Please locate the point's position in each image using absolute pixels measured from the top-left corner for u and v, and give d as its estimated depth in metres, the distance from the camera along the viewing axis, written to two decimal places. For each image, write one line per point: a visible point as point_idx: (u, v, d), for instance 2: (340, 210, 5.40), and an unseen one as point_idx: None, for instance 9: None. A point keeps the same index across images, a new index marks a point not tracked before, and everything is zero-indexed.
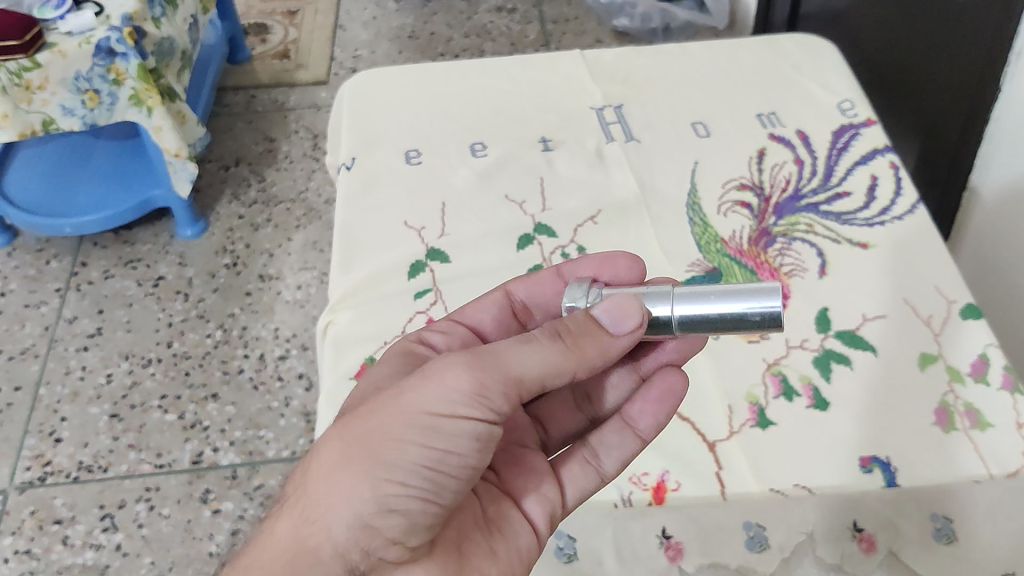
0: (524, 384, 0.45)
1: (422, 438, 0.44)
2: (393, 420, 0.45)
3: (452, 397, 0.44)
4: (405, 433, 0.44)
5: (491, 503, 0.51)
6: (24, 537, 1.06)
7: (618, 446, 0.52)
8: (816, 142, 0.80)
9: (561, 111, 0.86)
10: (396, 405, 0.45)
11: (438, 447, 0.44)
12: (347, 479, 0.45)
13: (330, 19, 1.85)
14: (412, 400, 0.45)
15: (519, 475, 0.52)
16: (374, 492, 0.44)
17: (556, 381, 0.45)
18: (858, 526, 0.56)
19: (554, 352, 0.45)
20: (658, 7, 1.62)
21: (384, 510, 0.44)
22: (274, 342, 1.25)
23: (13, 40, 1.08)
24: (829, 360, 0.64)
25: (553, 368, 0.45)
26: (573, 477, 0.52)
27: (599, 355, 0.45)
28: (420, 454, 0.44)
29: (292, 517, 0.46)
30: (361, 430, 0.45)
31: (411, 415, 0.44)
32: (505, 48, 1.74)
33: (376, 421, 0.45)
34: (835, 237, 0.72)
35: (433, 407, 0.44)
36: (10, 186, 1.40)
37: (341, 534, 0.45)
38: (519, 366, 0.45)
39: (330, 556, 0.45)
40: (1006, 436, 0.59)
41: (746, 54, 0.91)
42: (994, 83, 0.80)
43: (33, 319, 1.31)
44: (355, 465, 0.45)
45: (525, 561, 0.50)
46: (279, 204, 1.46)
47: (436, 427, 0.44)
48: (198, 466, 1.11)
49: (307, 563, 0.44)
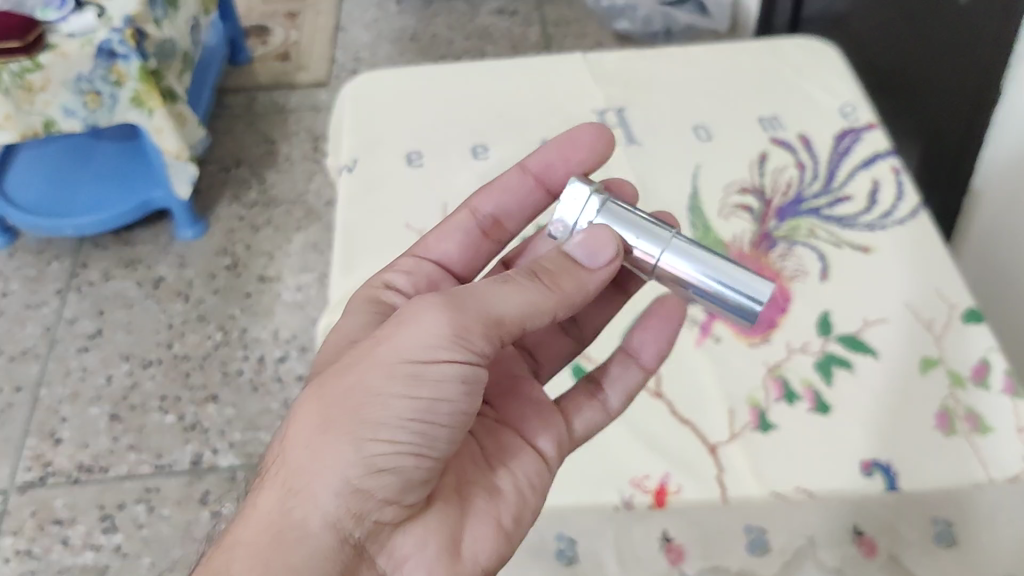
0: (505, 324, 0.46)
1: (405, 387, 0.45)
2: (374, 375, 0.45)
3: (431, 342, 0.45)
4: (386, 388, 0.45)
5: (489, 439, 0.54)
6: (24, 537, 1.06)
7: (623, 376, 0.57)
8: (818, 146, 0.80)
9: (563, 114, 0.86)
10: (374, 360, 0.46)
11: (423, 397, 0.45)
12: (331, 443, 0.45)
13: (331, 20, 1.85)
14: (389, 350, 0.45)
15: (516, 404, 0.56)
16: (361, 454, 0.45)
17: (537, 321, 0.47)
18: (858, 529, 0.56)
19: (532, 291, 0.47)
20: (659, 10, 1.63)
21: (373, 471, 0.45)
22: (274, 343, 1.25)
23: (15, 41, 1.10)
24: (830, 364, 0.64)
25: (535, 308, 0.47)
26: (580, 410, 0.57)
27: (576, 289, 0.48)
28: (405, 407, 0.45)
29: (275, 491, 0.46)
30: (339, 390, 0.46)
31: (393, 365, 0.45)
32: (506, 51, 1.75)
33: (353, 382, 0.46)
34: (836, 241, 0.72)
35: (415, 354, 0.45)
36: (11, 186, 1.40)
37: (328, 502, 0.45)
38: (498, 305, 0.46)
39: (318, 527, 0.45)
40: (1007, 440, 0.59)
41: (748, 58, 0.91)
42: (995, 88, 0.81)
43: (34, 320, 1.31)
44: (337, 428, 0.45)
45: (531, 506, 0.53)
46: (279, 205, 1.46)
47: (419, 374, 0.45)
48: (197, 467, 1.11)
49: (295, 535, 0.45)
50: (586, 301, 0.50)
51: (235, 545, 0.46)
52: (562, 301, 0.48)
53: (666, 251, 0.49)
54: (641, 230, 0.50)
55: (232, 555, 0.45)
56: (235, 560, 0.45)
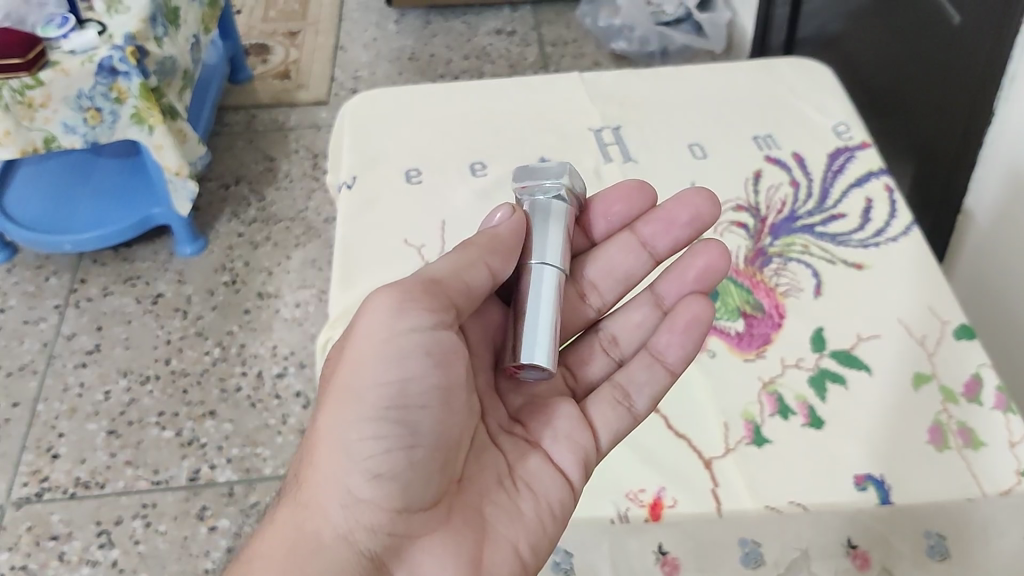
0: (443, 281, 0.53)
1: (376, 378, 0.50)
2: (348, 373, 0.51)
3: (385, 320, 0.50)
4: (357, 386, 0.50)
5: (515, 457, 0.56)
6: (21, 553, 1.06)
7: (649, 379, 0.57)
8: (812, 164, 0.81)
9: (561, 132, 0.87)
10: (346, 361, 0.51)
11: (394, 381, 0.50)
12: (327, 454, 0.50)
13: (330, 40, 1.86)
14: (354, 350, 0.51)
15: (545, 421, 0.57)
16: (353, 459, 0.50)
17: (471, 273, 0.54)
18: (852, 542, 0.57)
19: (456, 253, 0.54)
20: (656, 30, 1.65)
21: (371, 477, 0.49)
22: (271, 359, 1.25)
23: (17, 57, 1.11)
24: (824, 379, 0.65)
25: (462, 261, 0.54)
26: (606, 420, 0.57)
27: (493, 239, 0.55)
28: (379, 398, 0.50)
29: (292, 510, 0.51)
30: (327, 400, 0.51)
31: (360, 357, 0.51)
32: (504, 71, 1.76)
33: (333, 392, 0.51)
34: (829, 257, 0.73)
35: (378, 338, 0.50)
36: (10, 203, 1.40)
37: (337, 514, 0.50)
38: (431, 270, 0.53)
39: (331, 539, 0.49)
40: (998, 454, 0.60)
41: (743, 77, 0.92)
42: (986, 108, 0.82)
43: (32, 335, 1.32)
44: (327, 439, 0.50)
45: (557, 523, 0.54)
46: (278, 222, 1.47)
47: (384, 356, 0.50)
48: (194, 483, 1.11)
49: (310, 549, 0.49)
50: (512, 250, 0.56)
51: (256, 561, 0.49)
52: (483, 247, 0.55)
53: (543, 263, 0.57)
54: (544, 239, 0.58)
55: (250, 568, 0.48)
56: (255, 566, 0.48)
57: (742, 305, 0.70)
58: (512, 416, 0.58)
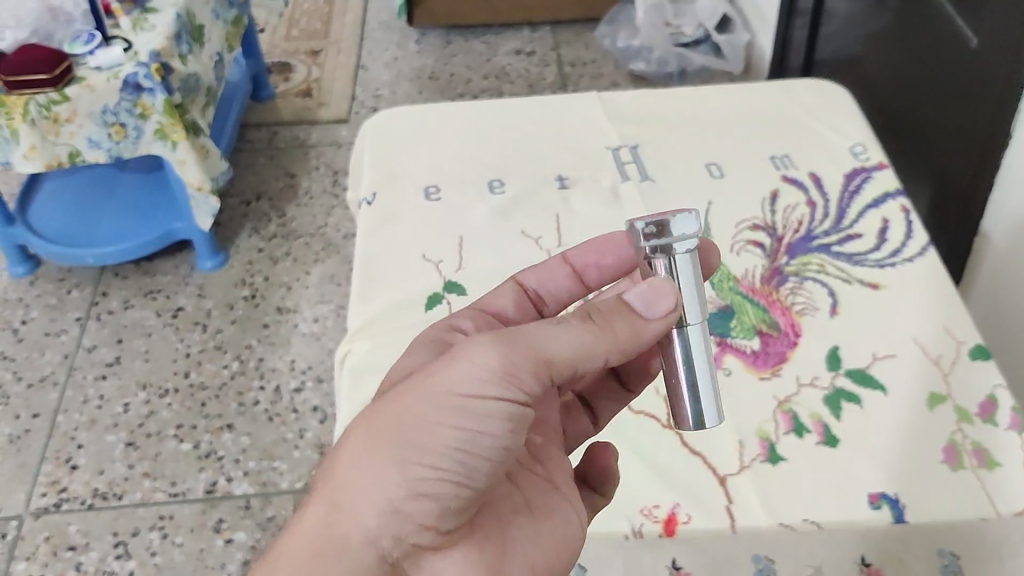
0: (555, 363, 0.44)
1: (454, 421, 0.43)
2: (424, 403, 0.44)
3: (481, 376, 0.43)
4: (429, 415, 0.44)
5: (534, 493, 0.51)
6: (38, 562, 1.06)
7: (613, 485, 0.56)
8: (829, 185, 0.82)
9: (579, 151, 0.88)
10: (426, 388, 0.44)
11: (469, 429, 0.44)
12: (376, 464, 0.44)
13: (352, 59, 1.88)
14: (439, 384, 0.44)
15: (558, 468, 0.53)
16: (404, 477, 0.44)
17: (589, 365, 0.45)
18: (866, 559, 0.56)
19: (586, 334, 0.45)
20: (674, 51, 1.66)
21: (414, 495, 0.44)
22: (289, 374, 1.26)
23: (43, 73, 1.13)
24: (840, 398, 0.65)
25: (587, 348, 0.44)
26: (583, 495, 0.56)
27: (630, 335, 0.45)
28: (451, 437, 0.43)
29: (321, 502, 0.45)
30: (392, 412, 0.45)
31: (443, 396, 0.44)
32: (523, 90, 1.78)
33: (402, 406, 0.44)
34: (845, 277, 0.73)
35: (466, 389, 0.43)
36: (34, 217, 1.42)
37: (371, 518, 0.44)
38: (553, 342, 0.44)
39: (359, 542, 0.44)
40: (1013, 474, 0.60)
41: (761, 98, 0.93)
42: (1004, 131, 0.82)
43: (53, 347, 1.33)
44: (384, 449, 0.44)
45: (570, 549, 0.51)
46: (298, 238, 1.48)
47: (466, 407, 0.43)
48: (211, 495, 1.12)
49: (337, 550, 0.44)
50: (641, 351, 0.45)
51: (280, 557, 0.44)
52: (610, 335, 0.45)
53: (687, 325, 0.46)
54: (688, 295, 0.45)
55: (275, 565, 0.44)
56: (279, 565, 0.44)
57: (758, 324, 0.70)
58: (528, 449, 0.53)
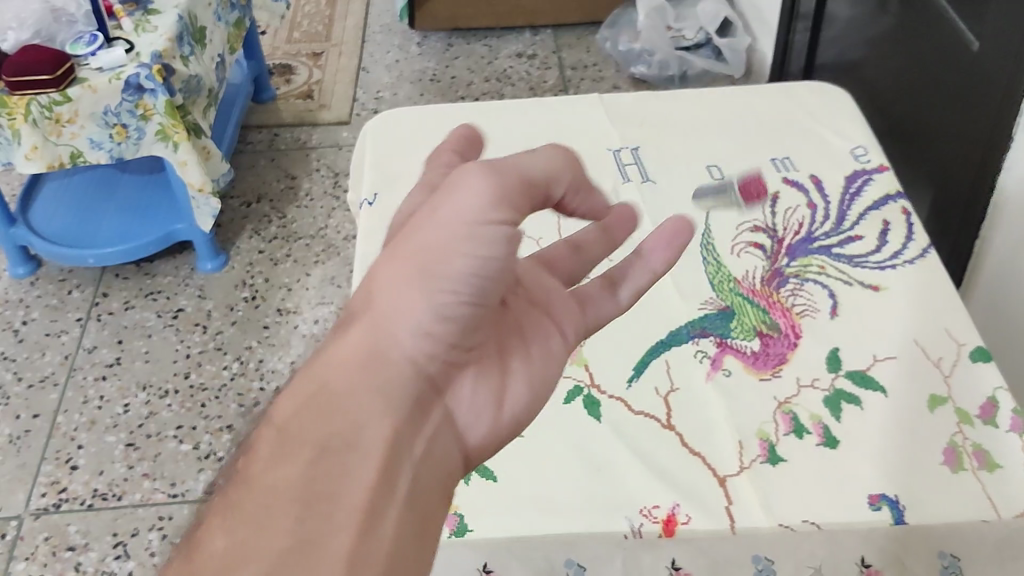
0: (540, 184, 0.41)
1: (466, 248, 0.38)
2: (434, 231, 0.38)
3: (485, 206, 0.38)
4: (439, 244, 0.38)
5: (520, 332, 0.43)
6: (38, 562, 1.06)
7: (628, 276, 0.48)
8: (829, 187, 0.82)
9: (580, 152, 0.88)
10: (432, 219, 0.39)
11: (482, 255, 0.39)
12: (394, 302, 0.38)
13: (353, 61, 1.88)
14: (449, 212, 0.38)
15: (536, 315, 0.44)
16: (423, 306, 0.38)
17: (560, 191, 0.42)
18: (866, 561, 0.55)
19: (555, 163, 0.42)
20: (676, 54, 1.67)
21: (433, 326, 0.39)
22: (289, 375, 1.26)
23: (46, 74, 1.13)
24: (840, 400, 0.65)
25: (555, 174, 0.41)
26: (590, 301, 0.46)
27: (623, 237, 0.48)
28: (466, 265, 0.38)
29: (339, 350, 0.38)
30: (407, 250, 0.39)
31: (450, 224, 0.38)
32: (524, 93, 1.78)
33: (411, 247, 0.39)
34: (846, 279, 0.74)
35: (474, 213, 0.38)
36: (35, 218, 1.43)
37: (393, 352, 0.38)
38: (528, 170, 0.41)
39: (382, 391, 0.37)
40: (1014, 477, 0.60)
41: (761, 101, 0.93)
42: (1005, 135, 0.82)
43: (53, 348, 1.33)
44: (400, 281, 0.38)
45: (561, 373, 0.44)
46: (299, 239, 1.49)
47: (478, 234, 0.38)
48: (211, 496, 1.12)
49: (358, 394, 0.37)
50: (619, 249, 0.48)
51: (292, 406, 0.37)
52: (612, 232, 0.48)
53: None
54: None
55: (293, 421, 0.36)
56: (297, 422, 0.36)
57: (758, 325, 0.70)
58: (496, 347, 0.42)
